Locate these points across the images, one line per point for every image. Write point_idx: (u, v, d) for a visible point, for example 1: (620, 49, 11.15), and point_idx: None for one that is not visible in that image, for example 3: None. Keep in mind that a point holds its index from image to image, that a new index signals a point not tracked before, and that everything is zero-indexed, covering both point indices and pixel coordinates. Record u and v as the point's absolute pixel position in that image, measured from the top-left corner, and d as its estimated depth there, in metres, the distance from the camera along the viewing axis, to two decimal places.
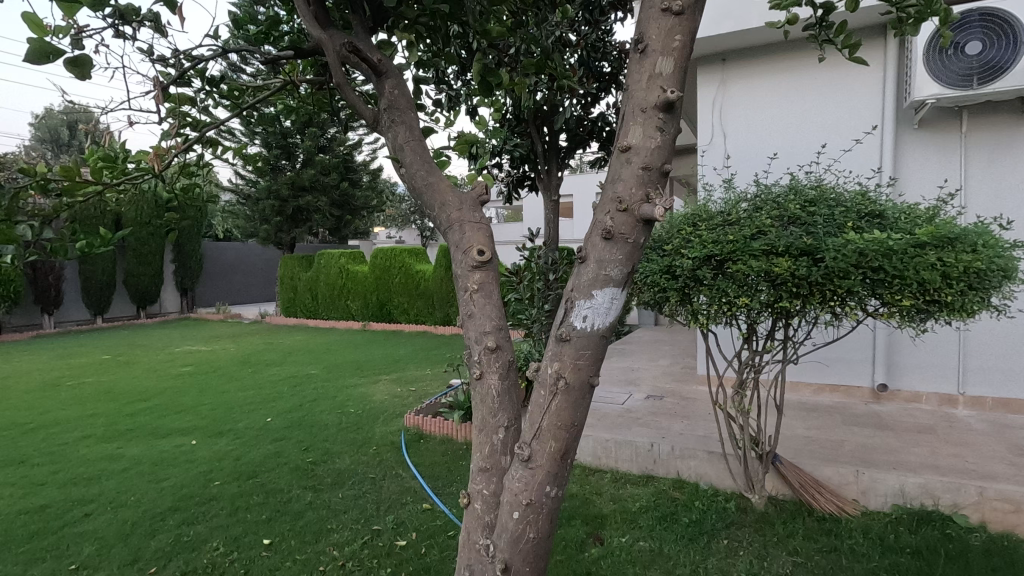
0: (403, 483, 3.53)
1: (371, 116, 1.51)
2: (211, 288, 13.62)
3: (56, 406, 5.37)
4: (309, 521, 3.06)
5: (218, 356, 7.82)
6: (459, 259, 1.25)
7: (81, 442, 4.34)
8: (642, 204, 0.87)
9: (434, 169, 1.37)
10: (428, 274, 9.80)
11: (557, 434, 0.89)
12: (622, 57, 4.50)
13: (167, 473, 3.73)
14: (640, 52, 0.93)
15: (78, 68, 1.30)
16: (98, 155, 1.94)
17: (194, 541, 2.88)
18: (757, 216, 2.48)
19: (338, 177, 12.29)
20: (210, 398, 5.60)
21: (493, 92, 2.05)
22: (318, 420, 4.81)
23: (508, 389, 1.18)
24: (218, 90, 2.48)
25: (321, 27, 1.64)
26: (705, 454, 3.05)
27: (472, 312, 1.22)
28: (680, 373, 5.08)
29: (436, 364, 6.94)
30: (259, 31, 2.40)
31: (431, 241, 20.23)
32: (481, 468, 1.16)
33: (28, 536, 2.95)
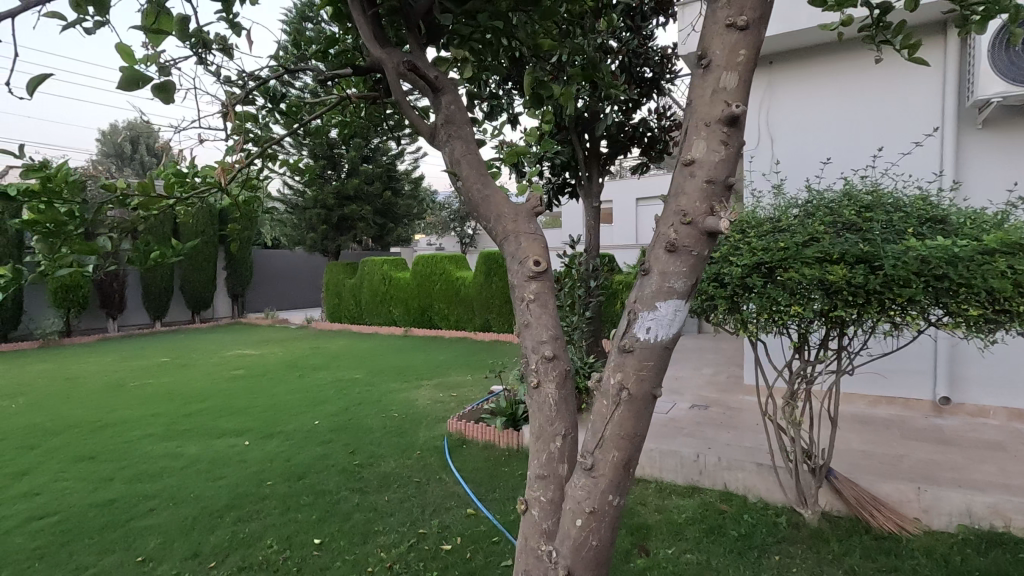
0: (446, 488, 3.58)
1: (429, 130, 1.56)
2: (260, 294, 14.15)
3: (122, 405, 5.71)
4: (357, 523, 3.15)
5: (267, 360, 8.11)
6: (516, 269, 1.28)
7: (145, 440, 4.60)
8: (707, 216, 0.88)
9: (489, 182, 1.40)
10: (468, 280, 9.91)
11: (620, 444, 0.91)
12: (664, 62, 4.48)
13: (223, 472, 3.90)
14: (704, 68, 0.94)
15: (163, 94, 1.40)
16: (168, 172, 2.07)
17: (250, 538, 3.00)
18: (810, 222, 2.42)
19: (381, 186, 12.64)
20: (261, 400, 5.82)
21: (542, 104, 2.09)
22: (363, 423, 4.94)
23: (565, 398, 1.20)
24: (279, 107, 2.61)
25: (380, 45, 1.70)
26: (753, 466, 2.98)
27: (529, 321, 1.24)
28: (725, 382, 4.97)
29: (477, 369, 7.02)
30: (317, 50, 2.51)
31: (470, 248, 20.45)
32: (538, 475, 1.18)
33: (100, 527, 3.14)
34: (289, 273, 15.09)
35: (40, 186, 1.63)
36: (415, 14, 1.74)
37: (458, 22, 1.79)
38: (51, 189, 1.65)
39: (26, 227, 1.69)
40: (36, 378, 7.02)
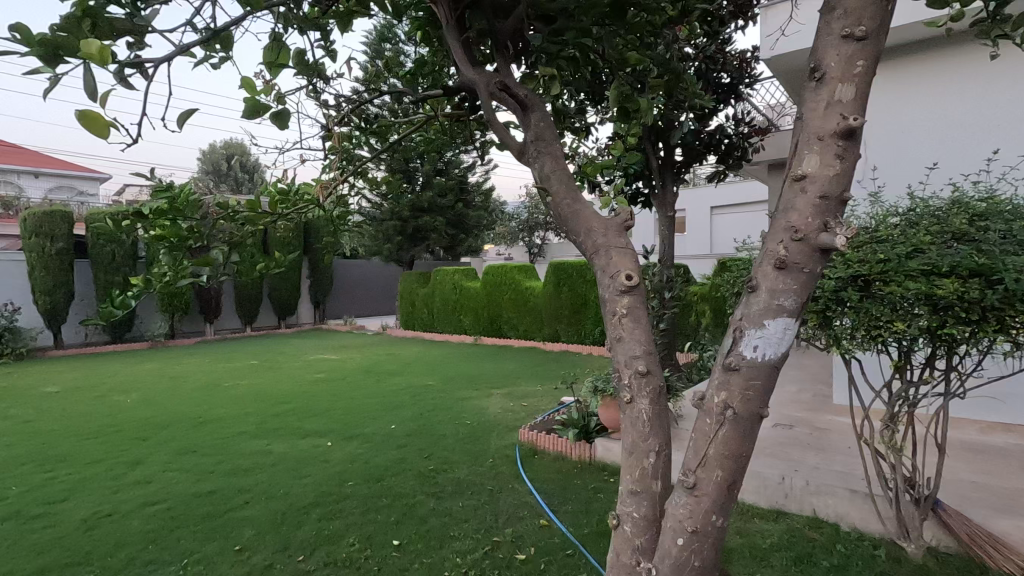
0: (519, 497, 3.60)
1: (518, 147, 1.60)
2: (339, 301, 14.89)
3: (219, 403, 6.18)
4: (433, 527, 3.22)
5: (346, 365, 8.52)
6: (607, 283, 1.29)
7: (239, 437, 4.94)
8: (820, 232, 0.87)
9: (579, 197, 1.42)
10: (537, 290, 9.93)
11: (724, 463, 0.89)
12: (743, 66, 4.41)
13: (308, 470, 4.13)
14: (817, 80, 0.92)
15: (280, 120, 1.54)
16: (273, 189, 2.23)
17: (334, 535, 3.15)
18: (913, 232, 2.26)
19: (454, 199, 13.02)
20: (341, 403, 6.12)
21: (630, 117, 2.10)
22: (437, 429, 5.06)
23: (659, 415, 1.20)
24: (370, 128, 2.79)
25: (472, 66, 1.76)
26: (846, 492, 2.79)
27: (621, 335, 1.25)
28: (812, 401, 4.68)
29: (547, 380, 7.02)
30: (409, 73, 2.69)
31: (538, 258, 20.54)
32: (631, 490, 1.18)
33: (202, 516, 3.41)
34: (367, 282, 15.75)
35: (167, 205, 1.81)
36: (503, 34, 1.81)
37: (546, 40, 1.85)
38: (176, 208, 1.82)
39: (153, 240, 1.88)
40: (147, 376, 7.74)
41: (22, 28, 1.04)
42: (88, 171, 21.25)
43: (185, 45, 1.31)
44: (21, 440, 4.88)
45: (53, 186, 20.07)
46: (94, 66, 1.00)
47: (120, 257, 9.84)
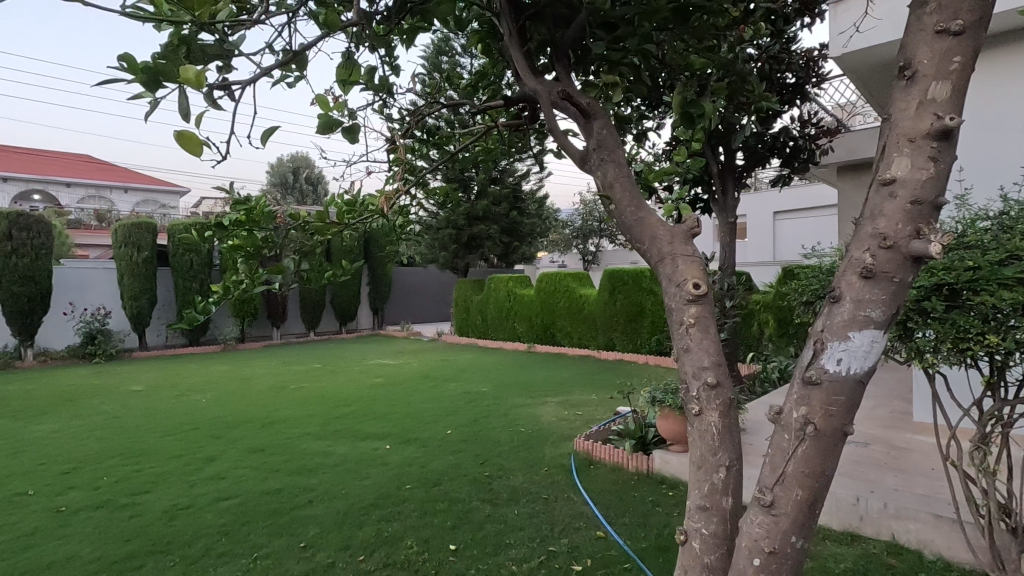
0: (575, 508, 3.56)
1: (580, 155, 1.60)
2: (396, 308, 15.29)
3: (285, 405, 6.47)
4: (488, 534, 3.24)
5: (403, 370, 8.72)
6: (673, 292, 1.26)
7: (304, 438, 5.16)
8: (912, 239, 0.83)
9: (643, 204, 1.40)
10: (592, 298, 9.83)
11: (805, 482, 0.86)
12: (810, 66, 4.23)
13: (368, 472, 4.25)
14: (907, 79, 0.89)
15: (351, 134, 1.62)
16: (339, 200, 2.32)
17: (393, 537, 3.22)
18: (1007, 237, 2.07)
19: (508, 207, 13.12)
20: (399, 407, 6.27)
21: (694, 123, 2.06)
22: (491, 436, 5.09)
23: (729, 428, 1.17)
24: (431, 139, 2.87)
25: (534, 76, 1.77)
26: (930, 517, 2.60)
27: (688, 345, 1.22)
28: (888, 417, 4.39)
29: (602, 389, 6.93)
30: (470, 85, 2.76)
31: (592, 265, 20.34)
32: (699, 505, 1.15)
33: (270, 512, 3.57)
34: (423, 289, 16.09)
35: (244, 216, 1.92)
36: (564, 43, 1.83)
37: (608, 47, 1.86)
38: (252, 219, 1.93)
39: (231, 249, 1.99)
40: (220, 377, 8.21)
41: (129, 57, 1.13)
42: (170, 185, 22.86)
43: (268, 67, 1.38)
44: (111, 434, 5.29)
45: (139, 201, 21.77)
46: (191, 90, 1.11)
47: (197, 265, 10.51)
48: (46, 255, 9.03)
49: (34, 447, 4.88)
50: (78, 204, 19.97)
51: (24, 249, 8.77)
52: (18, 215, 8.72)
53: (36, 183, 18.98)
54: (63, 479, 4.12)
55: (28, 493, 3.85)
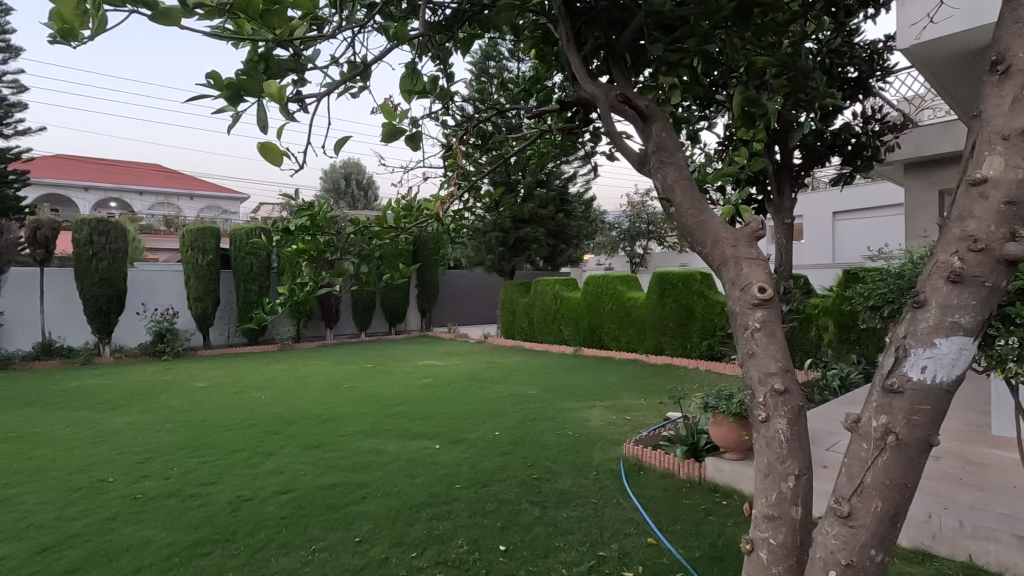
0: (624, 513, 3.52)
1: (638, 157, 1.59)
2: (444, 310, 15.53)
3: (339, 403, 6.69)
4: (538, 536, 3.25)
5: (451, 371, 8.85)
6: (737, 295, 1.24)
7: (357, 435, 5.32)
8: (1006, 242, 0.80)
9: (705, 207, 1.38)
10: (640, 301, 9.68)
11: (885, 494, 0.83)
12: (874, 58, 4.04)
13: (419, 471, 4.34)
14: (999, 77, 0.87)
15: (413, 142, 1.68)
16: (396, 205, 2.39)
17: (444, 536, 3.27)
18: None
19: (555, 210, 13.14)
20: (447, 408, 6.37)
21: (756, 122, 2.01)
22: (539, 439, 5.09)
23: (799, 436, 1.14)
24: (485, 145, 2.92)
25: (591, 79, 1.77)
26: (1011, 538, 2.43)
27: (754, 350, 1.20)
28: (964, 430, 4.11)
29: (651, 394, 6.81)
30: (523, 90, 2.82)
31: (640, 268, 20.00)
32: (767, 514, 1.13)
33: (326, 506, 3.70)
34: (470, 291, 16.26)
35: (308, 221, 2.02)
36: (620, 46, 1.83)
37: (666, 49, 1.86)
38: (315, 224, 2.03)
39: (296, 254, 2.09)
40: (279, 375, 8.56)
41: (216, 75, 1.21)
42: (231, 192, 24.00)
43: (340, 81, 1.44)
44: (180, 427, 5.62)
45: (204, 207, 23.03)
46: (273, 104, 1.19)
47: (257, 267, 11.02)
48: (123, 259, 9.71)
49: (113, 437, 5.24)
50: (149, 210, 21.31)
51: (103, 252, 9.45)
52: (98, 221, 9.41)
53: (113, 191, 20.37)
54: (139, 468, 4.41)
55: (107, 480, 4.13)
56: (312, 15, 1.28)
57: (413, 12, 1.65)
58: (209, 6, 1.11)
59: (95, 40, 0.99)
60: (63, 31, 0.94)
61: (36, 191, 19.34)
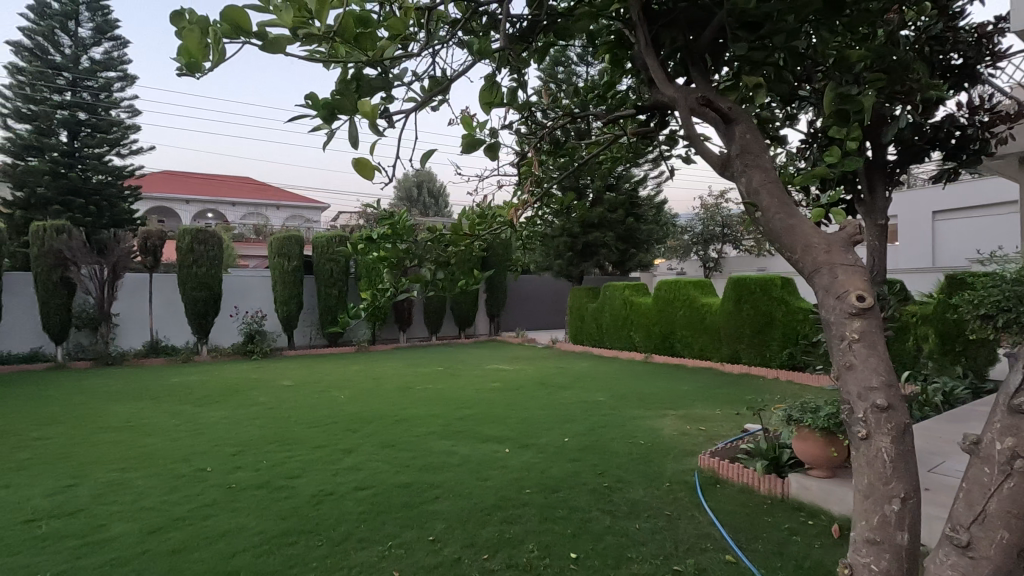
0: (700, 528, 3.39)
1: (720, 161, 1.54)
2: (512, 315, 15.64)
3: (412, 404, 6.90)
4: (609, 545, 3.20)
5: (519, 376, 8.90)
6: (833, 304, 1.18)
7: (429, 437, 5.47)
8: None
9: (795, 211, 1.32)
10: (715, 307, 9.32)
11: (1010, 523, 0.82)
12: (982, 42, 3.68)
13: (489, 474, 4.39)
14: None
15: (492, 152, 1.72)
16: (471, 212, 2.43)
17: (515, 540, 3.29)
18: None
19: (624, 214, 12.93)
20: (517, 412, 6.41)
21: (851, 120, 1.90)
22: (609, 446, 5.01)
23: (905, 456, 1.07)
24: (560, 151, 2.94)
25: (669, 82, 1.74)
26: None
27: (852, 363, 1.13)
28: None
29: (727, 404, 6.52)
30: (601, 96, 2.86)
31: (714, 273, 19.24)
32: (868, 538, 1.07)
33: (401, 504, 3.83)
34: (538, 296, 16.29)
35: (390, 230, 2.12)
36: (699, 47, 1.79)
37: (751, 49, 1.80)
38: (395, 232, 2.13)
39: (377, 262, 2.18)
40: (356, 376, 8.95)
41: (313, 95, 1.30)
42: (313, 202, 25.46)
43: (424, 97, 1.50)
44: (269, 422, 6.01)
45: (289, 216, 24.58)
46: (366, 120, 1.26)
47: (336, 273, 11.61)
48: (219, 265, 10.55)
49: (211, 430, 5.69)
50: (240, 220, 23.03)
51: (202, 259, 10.32)
52: (198, 231, 10.33)
53: (210, 203, 22.19)
54: (233, 459, 4.76)
55: (206, 469, 4.49)
56: (401, 35, 1.35)
57: (495, 26, 1.69)
58: (315, 33, 1.20)
59: (214, 70, 1.11)
60: (187, 62, 1.06)
61: (146, 205, 21.45)
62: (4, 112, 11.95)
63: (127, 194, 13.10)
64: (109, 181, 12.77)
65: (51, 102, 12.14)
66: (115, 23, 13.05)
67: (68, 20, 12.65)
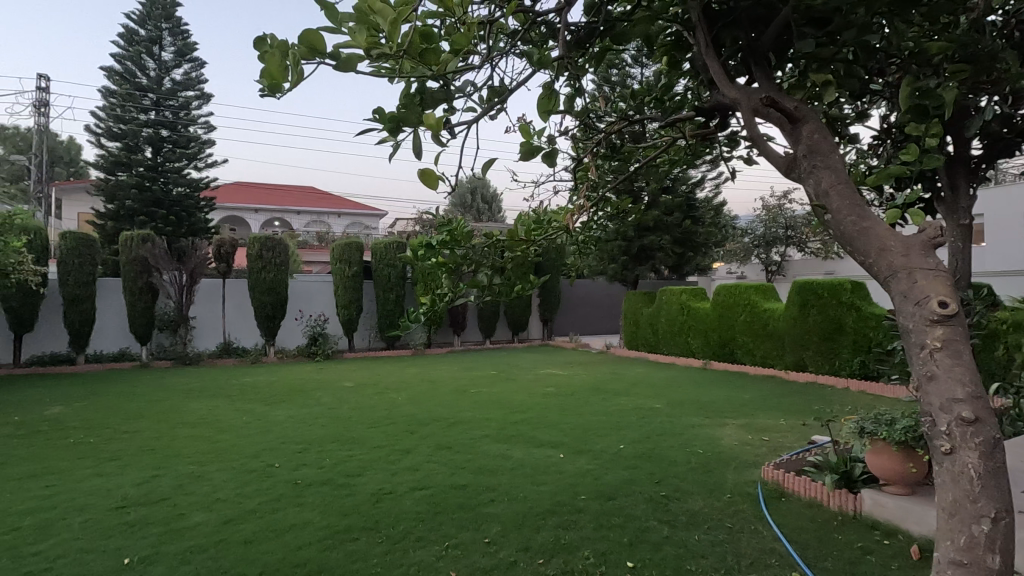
0: (764, 542, 3.26)
1: (786, 162, 1.50)
2: (565, 319, 15.59)
3: (467, 407, 7.00)
4: (667, 556, 3.13)
5: (573, 381, 8.86)
6: (911, 310, 1.12)
7: (484, 440, 5.52)
8: None
9: (868, 212, 1.26)
10: (778, 312, 8.94)
11: None
12: None
13: (544, 479, 4.39)
14: None
15: (550, 160, 1.74)
16: (527, 218, 2.46)
17: (570, 546, 3.28)
18: None
19: (681, 216, 12.64)
20: (571, 418, 6.38)
21: (932, 115, 1.79)
22: (666, 455, 4.90)
23: (994, 473, 1.02)
24: (616, 153, 2.92)
25: (732, 83, 1.69)
26: None
27: (933, 373, 1.08)
28: None
29: (792, 415, 6.24)
30: (658, 99, 2.82)
31: (777, 277, 18.45)
32: (954, 560, 1.03)
33: (458, 506, 3.89)
34: (592, 301, 16.16)
35: (448, 236, 2.17)
36: (762, 46, 1.74)
37: (819, 45, 1.74)
38: (453, 239, 2.18)
39: (436, 268, 2.24)
40: (412, 379, 9.18)
41: (379, 110, 1.36)
42: (372, 209, 26.33)
43: (485, 109, 1.54)
44: (332, 422, 6.25)
45: (349, 223, 25.52)
46: (432, 133, 1.33)
47: (394, 279, 11.97)
48: (285, 271, 11.10)
49: (279, 428, 5.99)
50: (304, 227, 24.12)
51: (270, 265, 10.91)
52: (266, 239, 10.93)
53: (277, 212, 23.39)
54: (299, 456, 4.99)
55: (274, 465, 4.73)
56: (464, 50, 1.40)
57: (554, 35, 1.71)
58: (387, 53, 1.26)
59: (293, 89, 1.19)
60: (269, 84, 1.14)
61: (220, 214, 22.86)
62: (98, 132, 13.11)
63: (203, 205, 14.01)
64: (188, 193, 13.72)
65: (139, 121, 13.20)
66: (193, 46, 14.18)
67: (154, 45, 13.85)
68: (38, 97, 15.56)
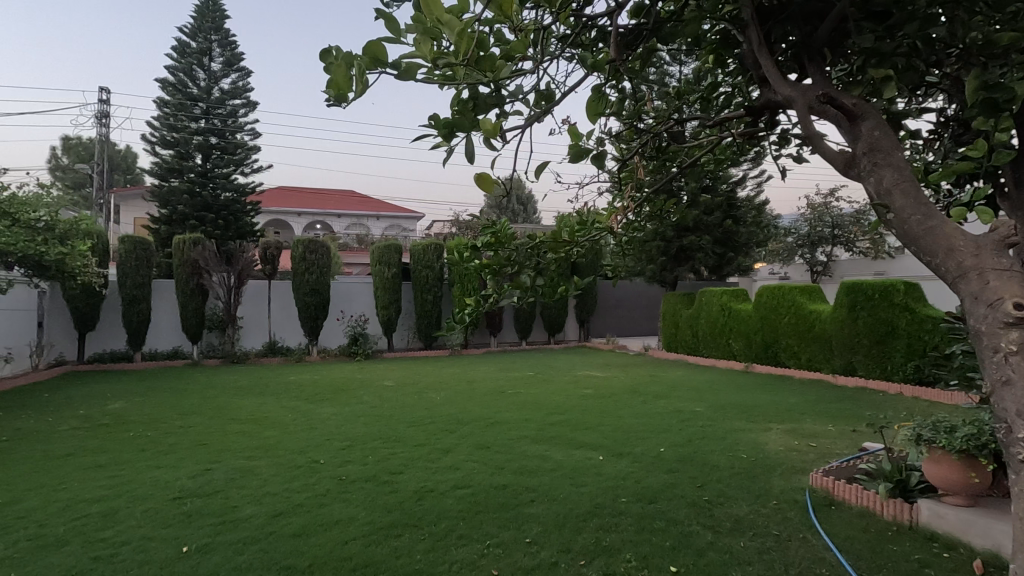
0: (814, 551, 3.17)
1: (844, 159, 1.45)
2: (602, 321, 15.46)
3: (504, 408, 7.03)
4: (712, 561, 3.07)
5: (610, 383, 8.78)
6: (984, 313, 1.09)
7: (523, 440, 5.54)
8: None
9: (934, 211, 1.22)
10: (825, 314, 8.64)
11: None
12: None
13: (583, 480, 4.38)
14: None
15: (599, 161, 1.75)
16: (571, 219, 2.46)
17: (611, 548, 3.27)
18: None
19: (722, 216, 12.38)
20: (610, 420, 6.33)
21: (1003, 110, 1.71)
22: (708, 459, 4.81)
23: None
24: (659, 154, 2.89)
25: (786, 81, 1.66)
26: None
27: (1009, 378, 1.04)
28: None
29: (841, 420, 6.02)
30: (702, 96, 2.78)
31: (824, 277, 17.79)
32: None
33: (498, 505, 3.92)
34: (629, 302, 15.97)
35: (493, 238, 2.23)
36: (816, 43, 1.70)
37: (877, 39, 1.69)
38: (497, 240, 2.24)
39: (481, 270, 2.29)
40: (450, 379, 9.29)
41: (435, 116, 1.41)
42: (410, 211, 26.74)
43: (536, 112, 1.57)
44: (373, 420, 6.39)
45: (388, 226, 25.99)
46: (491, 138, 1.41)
47: (431, 280, 12.12)
48: (327, 272, 11.41)
49: (322, 425, 6.16)
50: (345, 230, 24.69)
51: (312, 267, 11.23)
52: (310, 241, 11.25)
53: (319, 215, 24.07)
54: (343, 453, 5.12)
55: (319, 461, 4.87)
56: (517, 57, 1.44)
57: (602, 38, 1.71)
58: (451, 62, 1.32)
59: (357, 98, 1.24)
60: (335, 93, 1.20)
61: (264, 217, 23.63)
62: (153, 140, 13.76)
63: (250, 209, 14.53)
64: (235, 198, 14.25)
65: (189, 129, 13.81)
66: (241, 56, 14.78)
67: (205, 56, 14.48)
68: (99, 108, 16.41)
